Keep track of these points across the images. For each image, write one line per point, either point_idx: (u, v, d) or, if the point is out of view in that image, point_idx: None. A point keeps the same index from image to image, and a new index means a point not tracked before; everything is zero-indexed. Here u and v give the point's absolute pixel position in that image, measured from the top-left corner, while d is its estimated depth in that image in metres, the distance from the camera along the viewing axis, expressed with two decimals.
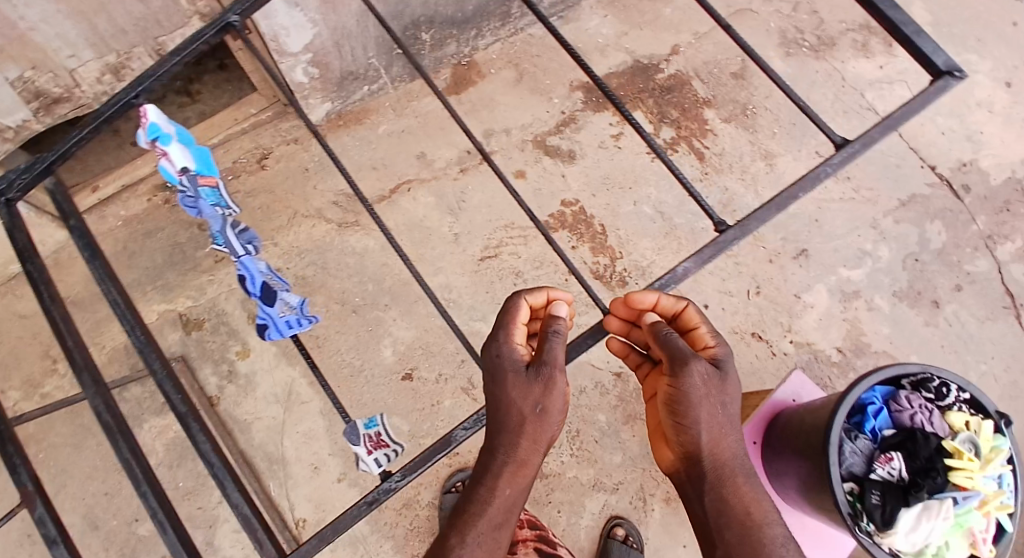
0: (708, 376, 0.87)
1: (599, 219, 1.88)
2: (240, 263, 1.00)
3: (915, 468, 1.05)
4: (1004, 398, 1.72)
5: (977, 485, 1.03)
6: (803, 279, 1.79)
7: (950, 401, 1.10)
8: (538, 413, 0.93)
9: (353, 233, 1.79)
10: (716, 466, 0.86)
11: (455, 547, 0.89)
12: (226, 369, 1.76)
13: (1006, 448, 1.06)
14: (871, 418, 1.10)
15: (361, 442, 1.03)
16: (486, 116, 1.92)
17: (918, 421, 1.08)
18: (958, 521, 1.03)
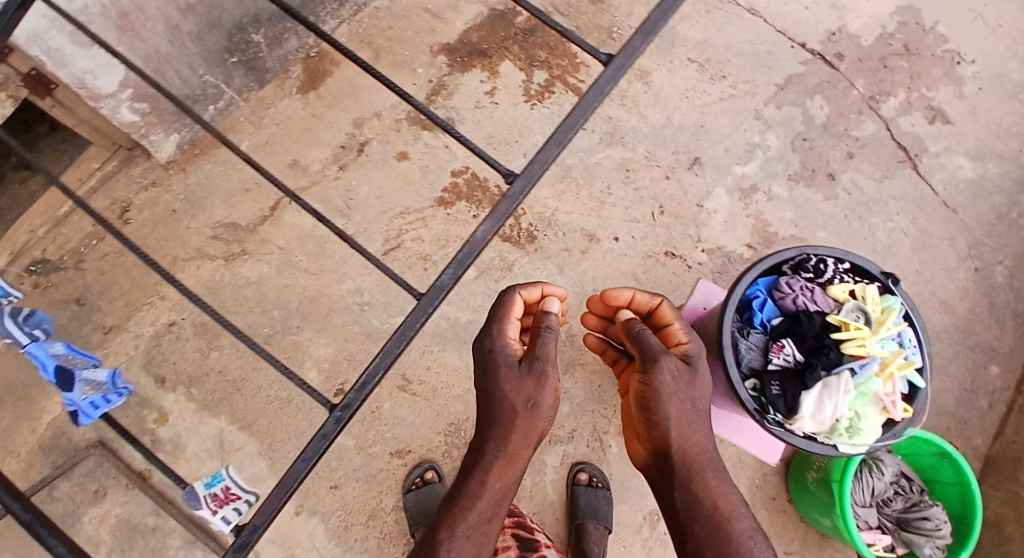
0: (682, 376, 1.00)
1: (493, 180, 1.75)
2: (28, 356, 0.89)
3: (806, 350, 1.14)
4: (917, 248, 1.74)
5: (871, 351, 1.12)
6: (701, 187, 1.78)
7: (828, 276, 1.20)
8: (529, 408, 1.00)
9: (245, 262, 1.69)
10: (687, 462, 0.98)
11: (447, 541, 0.94)
12: (149, 439, 1.65)
13: (894, 308, 1.16)
14: (758, 312, 1.19)
15: (205, 504, 0.92)
16: (352, 105, 1.77)
17: (801, 303, 1.17)
18: (860, 391, 1.10)
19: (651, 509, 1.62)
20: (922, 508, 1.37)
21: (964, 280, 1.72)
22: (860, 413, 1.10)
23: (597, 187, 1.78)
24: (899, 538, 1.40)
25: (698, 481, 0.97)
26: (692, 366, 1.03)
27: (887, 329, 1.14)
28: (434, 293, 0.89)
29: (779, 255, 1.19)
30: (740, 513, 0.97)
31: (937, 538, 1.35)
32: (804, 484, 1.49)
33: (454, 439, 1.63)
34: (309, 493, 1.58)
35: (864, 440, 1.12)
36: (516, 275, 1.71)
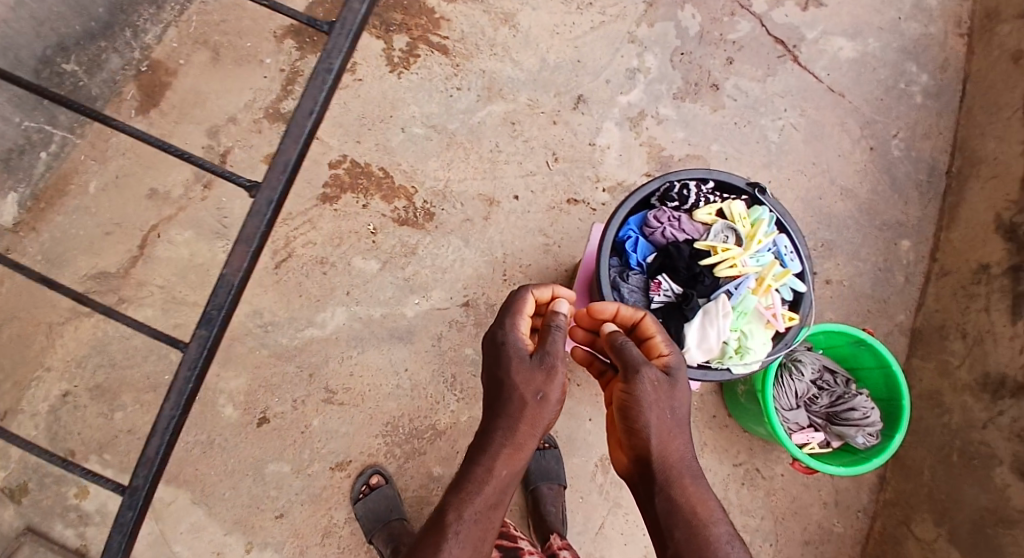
0: (665, 386, 1.00)
1: (375, 163, 1.64)
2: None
3: (682, 280, 1.22)
4: (809, 140, 1.73)
5: (744, 269, 1.22)
6: (590, 125, 1.72)
7: (693, 202, 1.26)
8: (537, 402, 1.03)
9: (125, 310, 1.56)
10: (666, 468, 0.96)
11: (454, 523, 0.96)
12: (74, 515, 1.53)
13: (762, 220, 1.24)
14: (632, 253, 1.25)
15: None
16: (200, 115, 1.63)
17: (670, 235, 1.23)
18: (739, 310, 1.20)
19: (601, 454, 1.57)
20: (848, 400, 1.42)
21: (861, 162, 1.72)
22: (744, 332, 1.19)
23: (486, 147, 1.69)
24: (832, 433, 1.43)
25: (677, 486, 0.95)
26: (672, 376, 1.03)
27: (756, 243, 1.23)
28: (196, 348, 0.82)
29: (647, 189, 1.23)
30: (719, 521, 0.95)
31: (867, 425, 1.39)
32: (736, 398, 1.50)
33: (394, 438, 1.56)
34: (254, 528, 1.51)
35: (757, 355, 1.20)
36: (423, 256, 1.62)
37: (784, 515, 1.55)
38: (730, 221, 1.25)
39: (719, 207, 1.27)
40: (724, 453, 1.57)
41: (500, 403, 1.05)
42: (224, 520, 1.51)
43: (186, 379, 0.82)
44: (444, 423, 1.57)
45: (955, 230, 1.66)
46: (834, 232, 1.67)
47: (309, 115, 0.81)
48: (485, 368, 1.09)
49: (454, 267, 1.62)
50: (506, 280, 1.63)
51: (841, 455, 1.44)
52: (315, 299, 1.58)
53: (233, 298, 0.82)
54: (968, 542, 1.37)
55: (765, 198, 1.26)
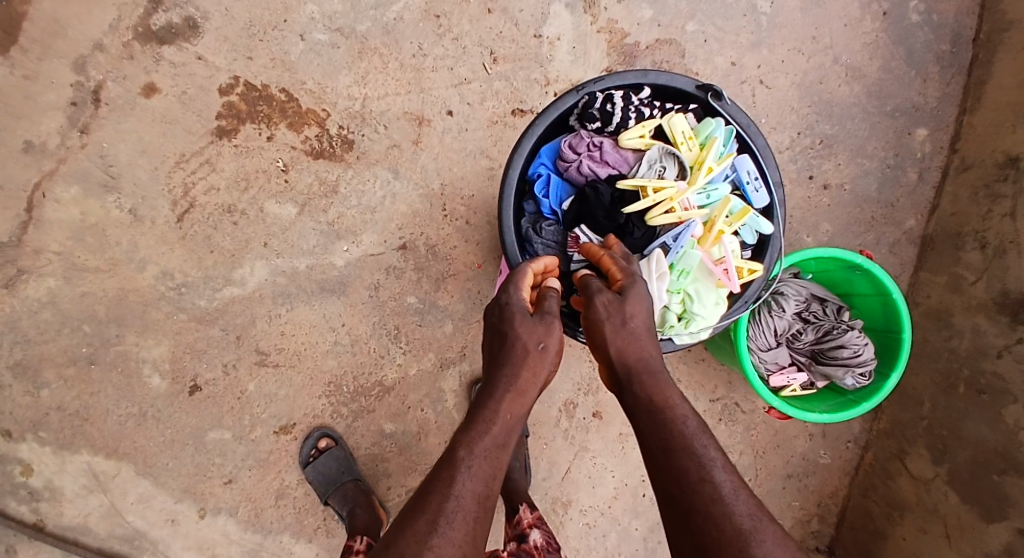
0: (619, 300, 0.88)
1: (274, 84, 1.39)
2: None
3: (602, 230, 1.06)
4: (808, 7, 1.40)
5: (687, 216, 1.03)
6: (534, 11, 1.40)
7: (618, 122, 1.06)
8: (540, 353, 0.88)
9: (27, 282, 1.39)
10: (633, 377, 0.84)
11: (465, 458, 0.80)
12: (25, 492, 1.42)
13: (713, 140, 1.05)
14: (545, 198, 1.10)
15: None
16: (64, 45, 1.37)
17: (588, 171, 1.06)
18: (681, 269, 1.04)
19: (564, 399, 1.43)
20: (836, 336, 1.26)
21: (870, 33, 1.40)
22: (688, 294, 1.04)
23: (407, 51, 1.40)
24: (817, 373, 1.29)
25: (637, 388, 0.83)
26: (627, 289, 0.89)
27: (704, 173, 1.04)
28: None
29: (560, 105, 1.03)
30: (684, 411, 0.81)
31: (856, 366, 1.24)
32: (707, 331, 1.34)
33: (339, 396, 1.42)
34: (204, 495, 1.42)
35: (707, 321, 1.05)
36: (348, 194, 1.39)
37: (765, 450, 1.43)
38: (672, 145, 1.06)
39: (657, 124, 1.06)
40: (700, 389, 1.42)
41: (499, 353, 0.90)
42: (173, 489, 1.42)
43: None
44: (392, 378, 1.42)
45: (980, 112, 1.38)
46: (835, 125, 1.40)
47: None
48: (483, 331, 0.93)
49: (384, 204, 1.40)
50: (446, 215, 1.40)
51: (827, 397, 1.30)
52: (230, 254, 1.39)
53: None
54: (966, 481, 1.25)
55: (722, 105, 1.04)
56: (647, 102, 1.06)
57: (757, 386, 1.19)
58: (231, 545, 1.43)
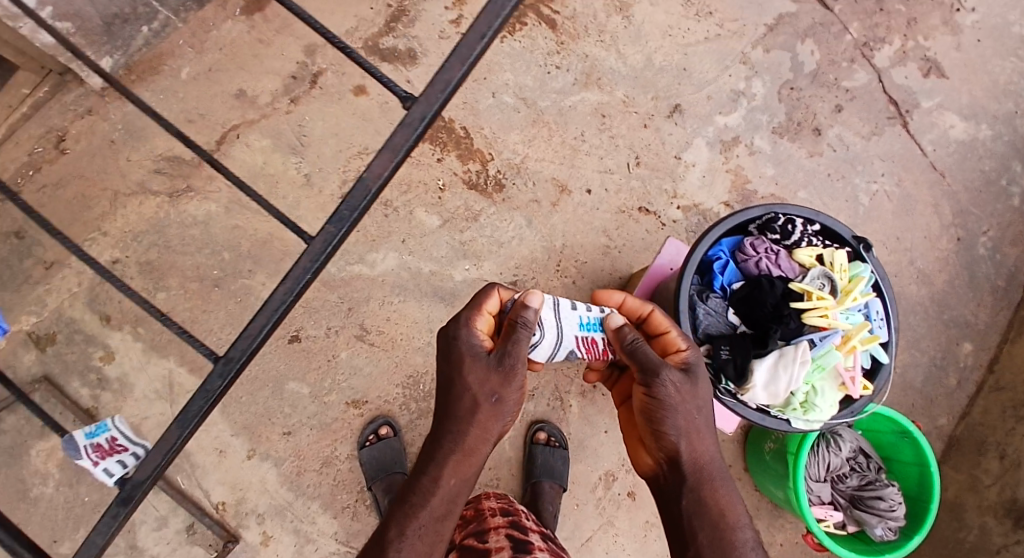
0: (690, 386, 0.97)
1: (460, 121, 1.64)
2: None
3: (764, 314, 1.18)
4: (899, 212, 1.69)
5: (834, 324, 1.17)
6: (680, 137, 1.67)
7: (795, 239, 1.25)
8: (490, 404, 0.96)
9: (191, 200, 1.59)
10: (700, 481, 0.93)
11: (395, 541, 0.90)
12: (95, 377, 1.54)
13: (862, 278, 1.22)
14: (719, 275, 1.24)
15: (86, 456, 0.87)
16: (302, 29, 1.66)
17: (764, 266, 1.23)
18: (818, 364, 1.17)
19: (607, 469, 1.57)
20: (876, 487, 1.42)
21: (945, 250, 1.68)
22: (815, 387, 1.17)
23: (570, 133, 1.66)
24: (851, 516, 1.44)
25: (708, 496, 0.92)
26: (692, 374, 0.99)
27: (851, 300, 1.19)
28: (320, 243, 0.78)
29: (749, 212, 1.23)
30: (748, 535, 0.91)
31: (891, 519, 1.39)
32: (761, 454, 1.52)
33: (413, 392, 1.59)
34: (260, 437, 1.54)
35: (822, 415, 1.18)
36: (482, 224, 1.63)
37: None
38: (829, 269, 1.21)
39: (821, 252, 1.23)
40: None
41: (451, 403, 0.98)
42: (235, 422, 1.54)
43: (305, 270, 0.78)
44: None
45: (1019, 344, 1.64)
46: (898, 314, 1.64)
47: (480, 39, 0.75)
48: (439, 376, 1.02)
49: (510, 244, 1.62)
50: (558, 270, 1.61)
51: (853, 541, 1.45)
52: (370, 238, 1.60)
53: (367, 204, 0.77)
54: None
55: (868, 256, 1.25)
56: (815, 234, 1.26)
57: (802, 508, 1.35)
58: (263, 495, 1.53)
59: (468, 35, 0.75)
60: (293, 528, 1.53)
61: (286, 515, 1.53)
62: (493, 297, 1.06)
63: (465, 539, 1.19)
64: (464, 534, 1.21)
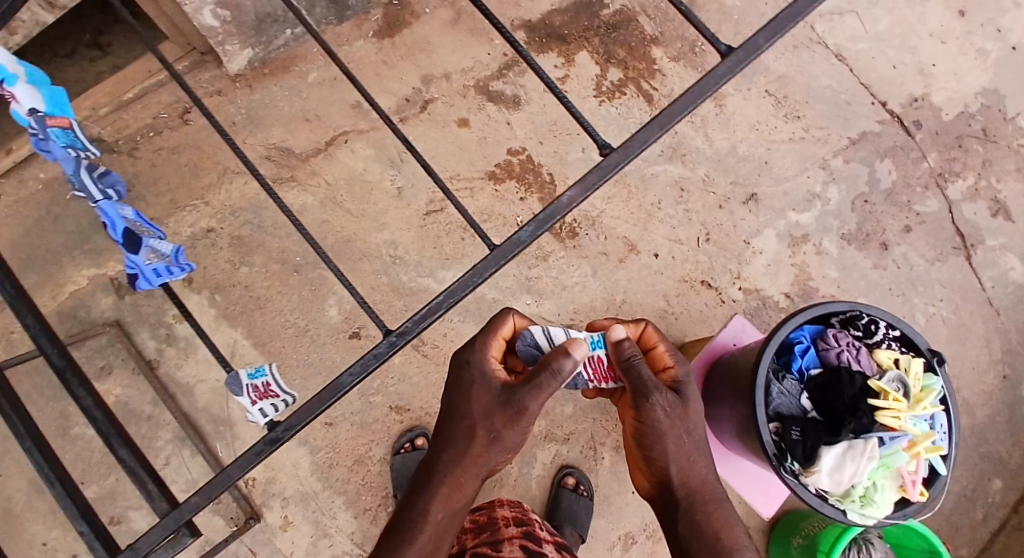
0: (680, 408, 0.98)
1: (547, 167, 1.80)
2: (100, 210, 0.81)
3: (839, 406, 1.13)
4: (950, 338, 1.74)
5: (905, 427, 1.12)
6: (752, 224, 1.75)
7: (877, 338, 1.20)
8: (489, 437, 0.94)
9: (291, 189, 1.71)
10: (693, 503, 0.99)
11: None
12: (164, 332, 1.62)
13: (935, 388, 1.16)
14: (798, 358, 1.20)
15: (244, 392, 0.94)
16: (424, 60, 1.81)
17: (844, 358, 1.18)
18: (884, 462, 1.12)
19: (627, 529, 1.61)
20: None
21: (989, 384, 1.73)
22: (877, 484, 1.13)
23: (648, 199, 1.74)
24: None
25: (703, 518, 0.98)
26: (681, 394, 1.01)
27: (923, 408, 1.14)
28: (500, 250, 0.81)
29: (833, 305, 1.21)
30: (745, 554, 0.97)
31: None
32: (787, 547, 1.56)
33: None
34: None
35: (878, 513, 1.15)
36: (551, 266, 1.70)
37: None
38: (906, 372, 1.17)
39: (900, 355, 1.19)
40: None
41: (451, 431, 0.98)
42: None
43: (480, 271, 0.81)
44: None
45: None
46: None
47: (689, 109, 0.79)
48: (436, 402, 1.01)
49: (573, 288, 1.70)
50: None
51: None
52: (446, 256, 1.74)
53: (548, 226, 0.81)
54: None
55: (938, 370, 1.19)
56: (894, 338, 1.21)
57: None
58: (291, 480, 1.57)
59: (675, 101, 0.79)
60: (314, 519, 1.57)
61: (310, 505, 1.57)
62: (507, 324, 1.03)
63: (478, 546, 1.23)
64: (478, 541, 1.25)
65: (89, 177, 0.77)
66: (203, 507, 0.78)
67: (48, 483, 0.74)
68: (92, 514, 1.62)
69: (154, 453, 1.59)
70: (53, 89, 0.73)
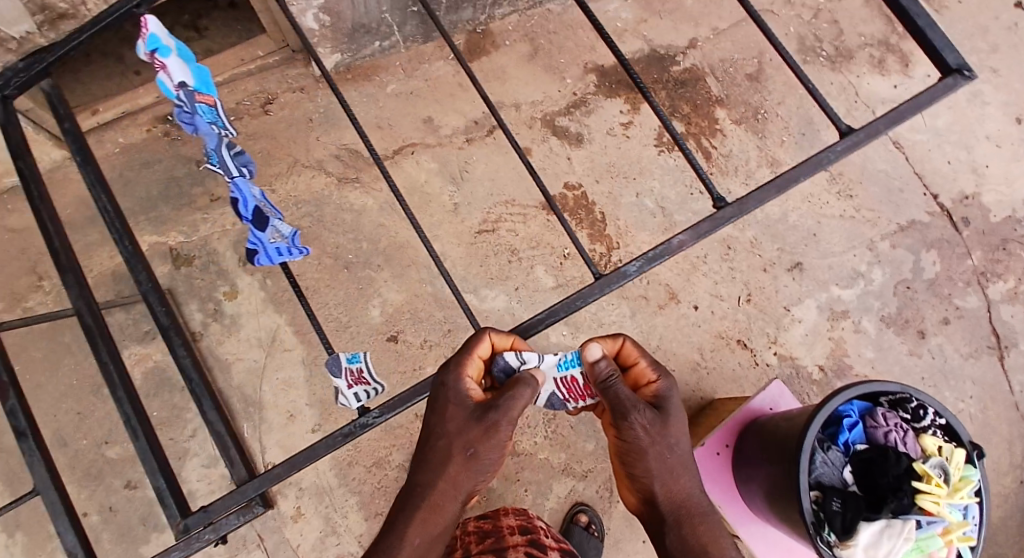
0: (660, 423, 0.86)
1: (600, 206, 1.84)
2: (232, 184, 0.76)
3: (881, 484, 1.09)
4: (975, 435, 1.75)
5: (942, 512, 1.09)
6: (794, 292, 1.78)
7: (925, 423, 1.16)
8: (466, 457, 0.83)
9: (353, 190, 1.78)
10: (679, 521, 0.87)
11: None
12: (212, 307, 1.67)
13: (974, 480, 1.12)
14: (845, 431, 1.18)
15: (341, 375, 0.88)
16: (497, 88, 1.89)
17: (892, 439, 1.14)
18: (917, 545, 1.10)
19: None
20: None
21: (1009, 487, 1.73)
22: None
23: (693, 253, 1.78)
24: None
25: (689, 536, 0.86)
26: (664, 408, 0.89)
27: (960, 497, 1.11)
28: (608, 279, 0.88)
29: (885, 383, 1.16)
30: None
31: None
32: None
33: None
34: (331, 415, 1.65)
35: None
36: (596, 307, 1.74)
37: None
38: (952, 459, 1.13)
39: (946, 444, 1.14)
40: None
41: (425, 458, 0.86)
42: (315, 394, 1.66)
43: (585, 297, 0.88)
44: (523, 446, 1.62)
45: None
46: None
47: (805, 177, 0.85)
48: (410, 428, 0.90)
49: (610, 327, 1.73)
50: None
51: None
52: (489, 276, 1.78)
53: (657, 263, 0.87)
54: None
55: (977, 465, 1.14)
56: (940, 425, 1.16)
57: None
58: (310, 471, 1.61)
59: (791, 170, 0.85)
60: (326, 514, 1.60)
61: (325, 499, 1.60)
62: (483, 343, 0.89)
63: (481, 553, 1.17)
64: (481, 548, 1.19)
65: (227, 153, 0.78)
66: (285, 478, 0.78)
67: (132, 435, 0.78)
68: (110, 476, 1.61)
69: (182, 424, 1.61)
70: (205, 71, 0.80)
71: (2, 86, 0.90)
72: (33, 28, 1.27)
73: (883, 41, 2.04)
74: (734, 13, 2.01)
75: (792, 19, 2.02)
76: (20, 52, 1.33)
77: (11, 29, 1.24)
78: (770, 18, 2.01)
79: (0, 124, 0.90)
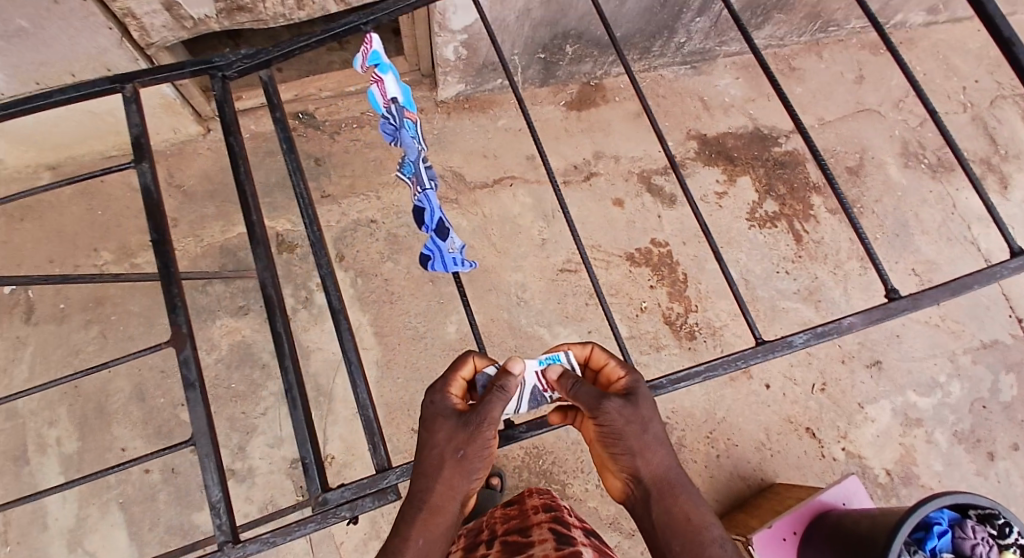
0: (632, 409, 0.83)
1: (684, 267, 1.88)
2: (419, 195, 0.87)
3: None
4: None
5: None
6: (869, 390, 1.79)
7: (1010, 541, 1.14)
8: (458, 461, 0.83)
9: (451, 211, 1.86)
10: (659, 493, 0.84)
11: None
12: (304, 296, 1.75)
13: None
14: (934, 538, 1.16)
15: None
16: (601, 139, 1.96)
17: (978, 552, 1.13)
18: None
19: None
20: None
21: None
22: None
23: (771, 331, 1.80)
24: None
25: (667, 505, 0.83)
26: (635, 395, 0.85)
27: None
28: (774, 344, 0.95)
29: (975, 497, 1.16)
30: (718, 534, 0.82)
31: None
32: None
33: (532, 460, 1.67)
34: (395, 420, 1.70)
35: None
36: (660, 357, 1.81)
37: None
38: None
39: None
40: None
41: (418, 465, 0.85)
42: (383, 397, 1.71)
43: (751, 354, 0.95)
44: (574, 490, 1.66)
45: None
46: None
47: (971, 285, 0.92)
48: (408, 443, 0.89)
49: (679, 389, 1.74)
50: (708, 437, 1.73)
51: None
52: (566, 315, 1.82)
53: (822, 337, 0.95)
54: None
55: None
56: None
57: None
58: (366, 470, 1.66)
59: (966, 276, 0.92)
60: (375, 517, 1.64)
61: None
62: (464, 363, 0.88)
63: (507, 535, 1.08)
64: (505, 528, 1.11)
65: (422, 164, 0.89)
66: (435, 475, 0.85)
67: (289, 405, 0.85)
68: (179, 437, 1.70)
69: (256, 400, 1.68)
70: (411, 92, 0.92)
71: (225, 67, 0.97)
72: (211, 13, 1.39)
73: (983, 158, 2.05)
74: (838, 106, 2.05)
75: (898, 122, 2.05)
76: (193, 33, 1.45)
77: (191, 9, 1.36)
78: (874, 116, 2.05)
79: (218, 99, 0.97)
